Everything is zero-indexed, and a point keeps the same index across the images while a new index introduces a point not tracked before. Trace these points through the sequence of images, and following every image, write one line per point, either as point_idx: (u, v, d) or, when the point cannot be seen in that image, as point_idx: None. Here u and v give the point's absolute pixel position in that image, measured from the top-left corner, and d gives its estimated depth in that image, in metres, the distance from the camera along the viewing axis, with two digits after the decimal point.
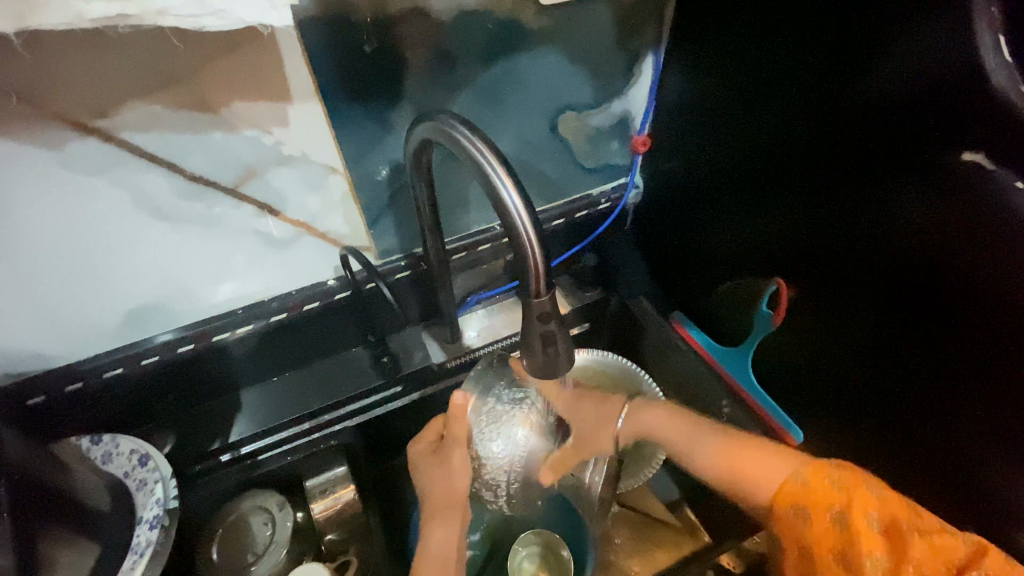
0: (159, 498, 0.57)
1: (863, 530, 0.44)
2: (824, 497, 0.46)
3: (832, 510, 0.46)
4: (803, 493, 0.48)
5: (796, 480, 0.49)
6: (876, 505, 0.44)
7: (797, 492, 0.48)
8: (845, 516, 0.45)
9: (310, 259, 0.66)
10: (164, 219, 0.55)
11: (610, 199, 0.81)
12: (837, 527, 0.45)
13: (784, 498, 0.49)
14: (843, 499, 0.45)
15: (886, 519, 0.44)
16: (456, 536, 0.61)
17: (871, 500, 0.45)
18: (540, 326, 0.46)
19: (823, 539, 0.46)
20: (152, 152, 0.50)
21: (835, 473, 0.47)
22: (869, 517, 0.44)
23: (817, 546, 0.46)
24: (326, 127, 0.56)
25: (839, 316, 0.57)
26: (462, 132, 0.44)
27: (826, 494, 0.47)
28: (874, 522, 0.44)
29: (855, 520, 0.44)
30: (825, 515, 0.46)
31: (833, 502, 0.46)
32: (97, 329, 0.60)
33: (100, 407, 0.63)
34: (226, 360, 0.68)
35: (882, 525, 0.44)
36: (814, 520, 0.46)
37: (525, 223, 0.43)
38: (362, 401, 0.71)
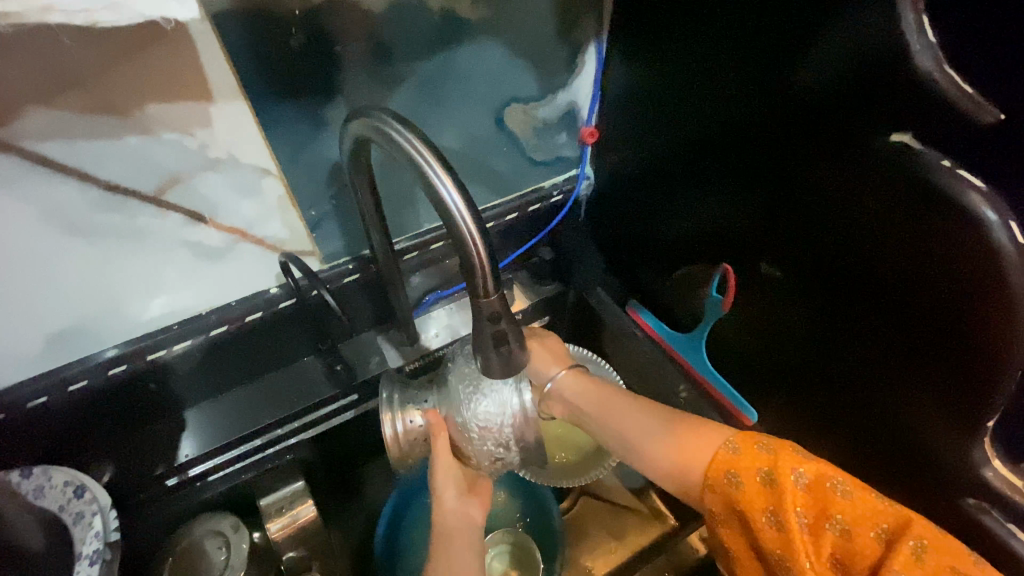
0: (98, 531, 0.53)
1: (792, 489, 0.42)
2: (752, 463, 0.44)
3: (760, 472, 0.43)
4: (733, 460, 0.45)
5: (728, 449, 0.46)
6: (801, 463, 0.42)
7: (727, 459, 0.45)
8: (773, 479, 0.42)
9: (249, 268, 0.63)
10: (80, 233, 0.51)
11: (563, 191, 0.80)
12: (768, 488, 0.42)
13: (716, 466, 0.46)
14: (771, 460, 0.43)
15: (812, 477, 0.42)
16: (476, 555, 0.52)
17: (798, 459, 0.43)
18: (490, 326, 0.44)
19: (755, 502, 0.43)
20: (60, 162, 0.46)
21: (765, 440, 0.45)
22: (793, 474, 0.42)
23: (750, 509, 0.43)
24: (254, 128, 0.53)
25: (788, 300, 0.58)
26: (399, 131, 0.42)
27: (754, 456, 0.44)
28: (801, 480, 0.42)
29: (783, 480, 0.42)
30: (754, 476, 0.43)
31: (762, 465, 0.43)
32: (14, 356, 0.55)
33: (28, 438, 0.58)
34: (167, 378, 0.64)
35: (807, 482, 0.42)
36: (746, 485, 0.44)
37: (467, 222, 0.41)
38: (317, 412, 0.69)
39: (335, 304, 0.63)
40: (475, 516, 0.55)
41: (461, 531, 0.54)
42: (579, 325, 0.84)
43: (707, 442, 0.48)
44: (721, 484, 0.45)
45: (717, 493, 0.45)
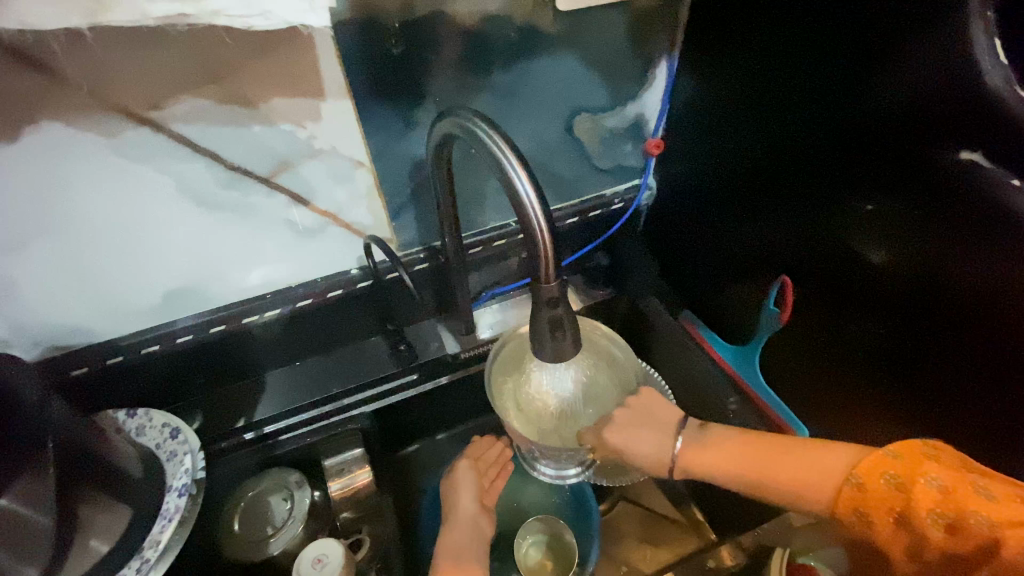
0: (188, 467, 0.64)
1: (920, 493, 0.41)
2: (881, 501, 0.43)
3: (884, 478, 0.43)
4: (860, 496, 0.44)
5: (847, 485, 0.45)
6: (935, 468, 0.41)
7: (853, 494, 0.44)
8: (907, 518, 0.42)
9: (335, 250, 0.70)
10: (204, 206, 0.58)
11: (624, 200, 0.82)
12: (896, 495, 0.42)
13: (842, 500, 0.45)
14: (894, 466, 0.43)
15: (948, 480, 0.40)
16: None
17: (928, 466, 0.41)
18: (549, 312, 0.48)
19: (881, 507, 0.43)
20: (196, 142, 0.54)
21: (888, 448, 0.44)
22: (925, 480, 0.41)
23: (876, 517, 0.43)
24: (354, 123, 0.59)
25: (847, 317, 0.57)
26: (482, 129, 0.47)
27: (875, 463, 0.44)
28: (933, 482, 0.41)
29: (919, 521, 0.41)
30: (878, 482, 0.43)
31: (892, 504, 0.42)
32: (138, 308, 0.64)
33: (140, 379, 0.68)
34: (255, 341, 0.72)
35: (941, 485, 0.41)
36: (866, 487, 0.44)
37: (537, 213, 0.45)
38: (378, 386, 0.76)
39: (409, 280, 0.68)
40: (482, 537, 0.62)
41: (471, 530, 0.72)
42: (629, 332, 0.86)
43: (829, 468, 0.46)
44: (850, 518, 0.45)
45: (844, 523, 0.46)
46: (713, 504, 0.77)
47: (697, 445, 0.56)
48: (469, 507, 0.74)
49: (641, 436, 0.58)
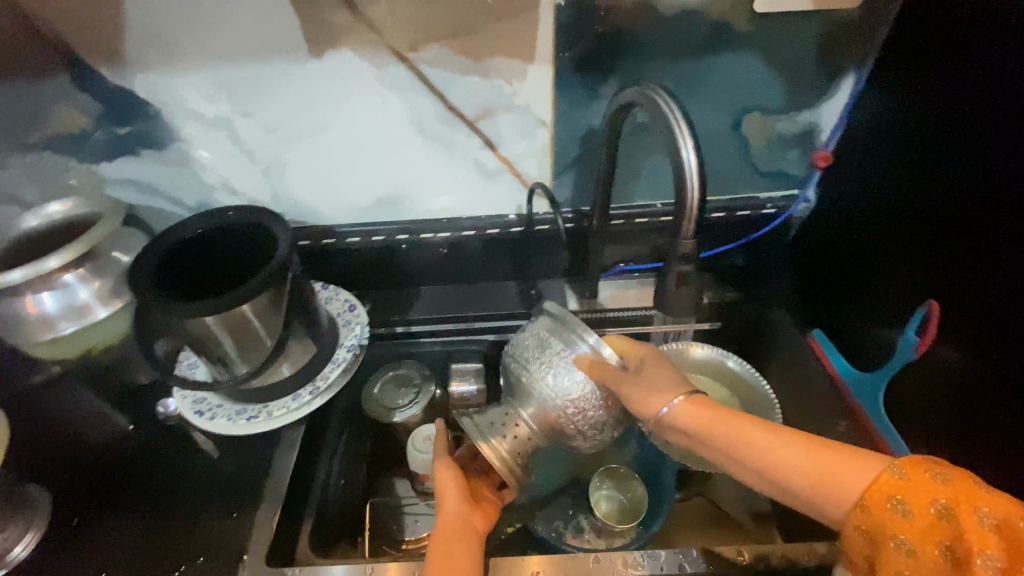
0: (357, 334, 0.82)
1: (976, 529, 0.41)
2: (926, 491, 0.43)
3: (936, 504, 0.42)
4: (900, 486, 0.44)
5: (892, 472, 0.44)
6: (988, 502, 0.41)
7: (891, 489, 0.44)
8: (951, 511, 0.42)
9: (503, 194, 0.83)
10: (422, 134, 0.74)
11: (776, 206, 0.84)
12: (944, 523, 0.42)
13: (873, 492, 0.44)
14: (949, 492, 0.42)
15: (1002, 517, 0.41)
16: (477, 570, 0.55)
17: (982, 496, 0.42)
18: (679, 266, 0.55)
19: (928, 535, 0.42)
20: (432, 82, 0.69)
21: (940, 470, 0.44)
22: (980, 514, 0.41)
23: (912, 544, 0.42)
24: (549, 87, 0.70)
25: (988, 361, 0.54)
26: (663, 100, 0.54)
27: (928, 486, 0.43)
28: (987, 519, 0.41)
29: (964, 517, 0.41)
30: (928, 507, 0.42)
31: (940, 536, 0.42)
32: (354, 205, 0.83)
33: (337, 262, 0.87)
34: (420, 255, 0.88)
35: (995, 522, 0.41)
36: (915, 514, 0.43)
37: (693, 179, 0.51)
38: (502, 321, 0.89)
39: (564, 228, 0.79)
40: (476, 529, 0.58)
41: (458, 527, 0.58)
42: (748, 339, 0.87)
43: (862, 473, 0.45)
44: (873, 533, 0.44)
45: (864, 530, 0.45)
46: (801, 521, 0.77)
47: (705, 405, 0.55)
48: (455, 490, 0.61)
49: (655, 379, 0.58)
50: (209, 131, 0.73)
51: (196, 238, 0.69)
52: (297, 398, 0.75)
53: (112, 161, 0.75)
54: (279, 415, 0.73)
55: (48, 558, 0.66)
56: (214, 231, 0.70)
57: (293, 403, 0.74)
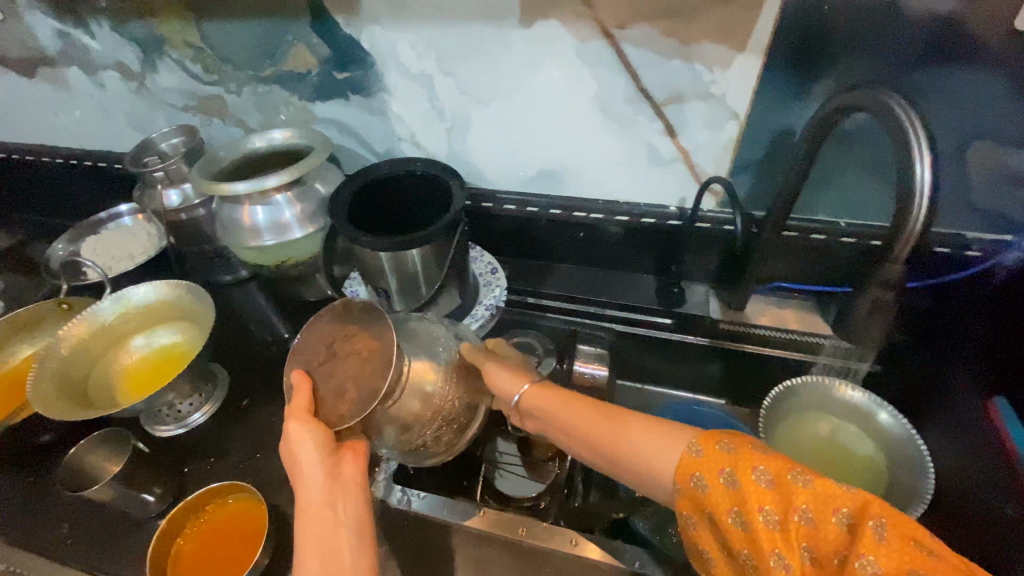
0: (497, 296, 0.86)
1: (755, 488, 0.41)
2: (715, 464, 0.44)
3: (723, 473, 0.43)
4: (694, 462, 0.45)
5: (691, 451, 0.45)
6: (763, 460, 0.42)
7: (691, 462, 0.45)
8: (736, 480, 0.42)
9: (670, 184, 0.80)
10: (605, 112, 0.75)
11: (982, 248, 0.74)
12: (731, 490, 0.42)
13: (683, 469, 0.45)
14: (732, 459, 0.43)
15: (774, 471, 0.41)
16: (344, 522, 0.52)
17: (759, 457, 0.42)
18: (876, 292, 0.51)
19: (721, 503, 0.42)
20: (630, 61, 0.69)
21: (727, 440, 0.44)
22: (757, 472, 0.41)
23: (715, 510, 0.43)
24: (753, 80, 0.67)
25: None
26: (902, 108, 0.49)
27: (718, 456, 0.44)
28: (763, 477, 0.41)
29: (745, 481, 0.42)
30: (718, 476, 0.43)
31: (743, 504, 0.41)
32: (519, 173, 0.86)
33: (491, 225, 0.92)
34: (569, 233, 0.89)
35: (769, 478, 0.41)
36: (711, 487, 0.43)
37: (921, 200, 0.46)
38: (636, 313, 0.88)
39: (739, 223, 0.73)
40: (344, 473, 0.53)
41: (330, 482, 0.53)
42: (912, 389, 0.79)
43: (670, 446, 0.47)
44: (693, 510, 0.45)
45: (686, 513, 0.45)
46: None
47: (549, 392, 0.59)
48: (311, 447, 0.52)
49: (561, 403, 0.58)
50: (410, 85, 0.79)
51: (385, 179, 0.76)
52: None
53: (323, 101, 0.84)
54: None
55: (222, 425, 0.79)
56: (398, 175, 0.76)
57: None
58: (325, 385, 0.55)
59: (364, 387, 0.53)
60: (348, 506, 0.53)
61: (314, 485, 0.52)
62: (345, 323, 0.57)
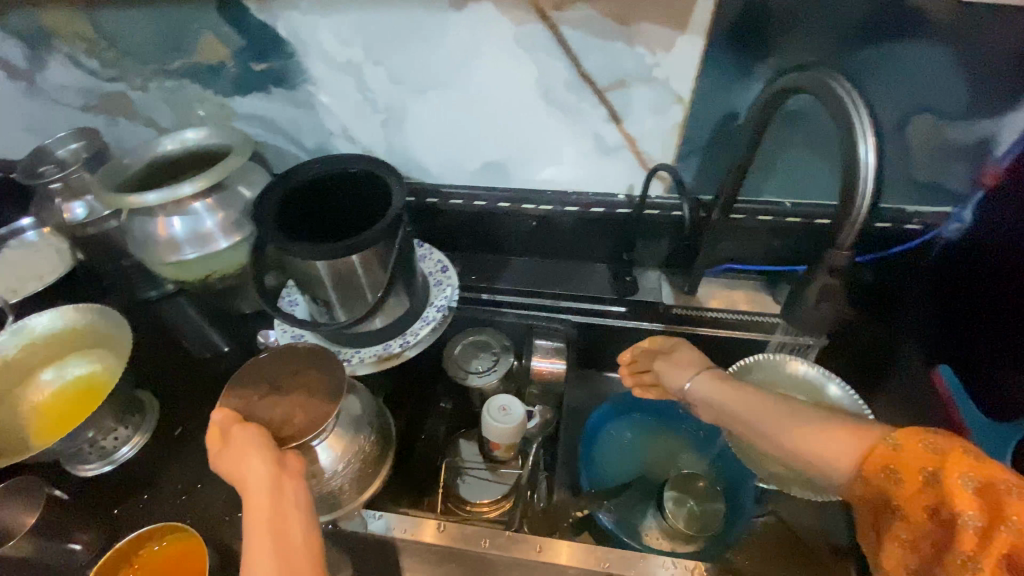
0: (448, 295, 0.82)
1: (959, 492, 0.39)
2: (916, 461, 0.41)
3: (924, 471, 0.41)
4: (893, 455, 0.43)
5: (886, 443, 0.44)
6: (972, 466, 0.39)
7: (886, 454, 0.43)
8: (937, 476, 0.40)
9: (618, 171, 0.78)
10: (546, 100, 0.71)
11: (922, 223, 0.75)
12: (928, 487, 0.41)
13: (873, 458, 0.44)
14: (936, 459, 0.41)
15: (983, 479, 0.39)
16: (304, 511, 0.48)
17: (968, 461, 0.40)
18: (825, 277, 0.50)
19: (913, 500, 0.41)
20: (568, 46, 0.65)
21: (933, 438, 0.42)
22: (961, 478, 0.39)
23: (905, 506, 0.42)
24: (696, 62, 0.64)
25: None
26: (843, 90, 0.48)
27: (918, 453, 0.42)
28: (970, 483, 0.39)
29: (947, 480, 0.40)
30: (917, 474, 0.41)
31: (932, 502, 0.40)
32: (462, 166, 0.82)
33: (437, 219, 0.87)
34: (521, 225, 0.86)
35: (977, 485, 0.39)
36: (905, 479, 0.42)
37: (867, 182, 0.45)
38: (592, 305, 0.86)
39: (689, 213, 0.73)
40: (291, 464, 0.50)
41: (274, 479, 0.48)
42: (861, 361, 0.80)
43: (861, 432, 0.46)
44: (874, 488, 0.44)
45: (871, 485, 0.44)
46: None
47: None
48: (255, 447, 0.49)
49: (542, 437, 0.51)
50: (337, 76, 0.73)
51: (318, 178, 0.71)
52: (387, 348, 0.76)
53: (243, 95, 0.77)
54: (369, 362, 0.75)
55: (157, 456, 0.73)
56: (333, 174, 0.71)
57: (384, 351, 0.76)
58: (265, 410, 0.55)
59: (315, 412, 0.55)
60: (295, 493, 0.48)
61: (258, 483, 0.47)
62: (288, 359, 0.60)
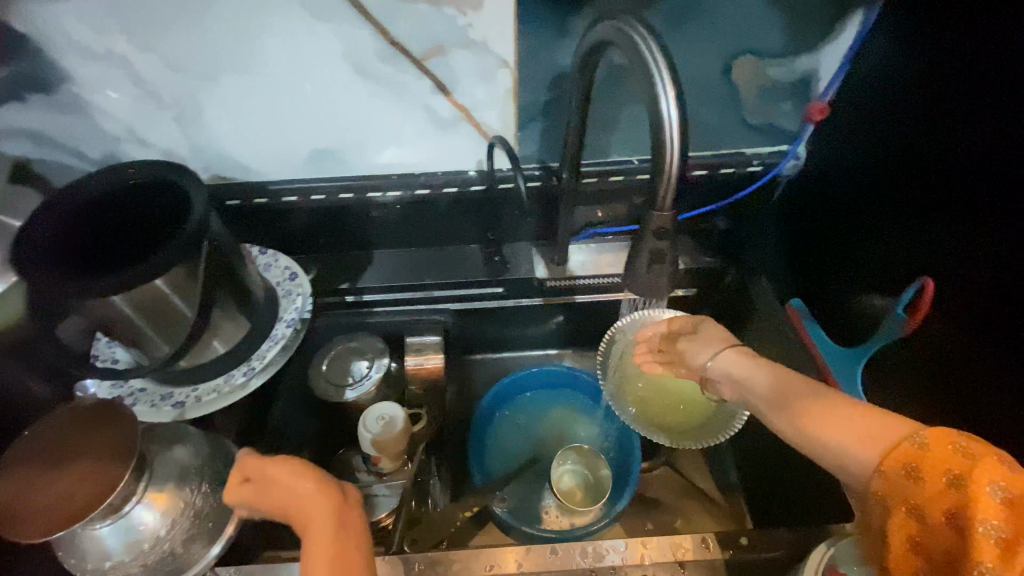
0: (298, 306, 0.74)
1: (985, 498, 0.37)
2: (940, 463, 0.40)
3: (948, 474, 0.39)
4: (918, 454, 0.41)
5: (913, 442, 0.42)
6: (1005, 476, 0.37)
7: (911, 452, 0.41)
8: (963, 481, 0.38)
9: (461, 145, 0.72)
10: (361, 76, 0.63)
11: (763, 163, 0.75)
12: (952, 490, 0.39)
13: (895, 455, 0.42)
14: (965, 464, 0.39)
15: (1016, 491, 0.36)
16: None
17: (1002, 471, 0.37)
18: (653, 242, 0.47)
19: (934, 502, 0.39)
20: (367, 10, 0.57)
21: (964, 442, 0.40)
22: (990, 486, 0.37)
23: (925, 507, 0.40)
24: (511, 18, 0.59)
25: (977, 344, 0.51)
26: (641, 36, 0.45)
27: (948, 457, 0.40)
28: (999, 492, 0.37)
29: (973, 486, 0.38)
30: (940, 476, 0.40)
31: (950, 502, 0.39)
32: (288, 158, 0.72)
33: (274, 222, 0.77)
34: (374, 216, 0.78)
35: (1007, 495, 0.37)
36: (926, 480, 0.40)
37: (674, 134, 0.43)
38: (467, 290, 0.81)
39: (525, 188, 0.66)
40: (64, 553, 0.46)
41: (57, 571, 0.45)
42: (727, 308, 0.81)
43: (890, 430, 0.44)
44: (890, 487, 0.42)
45: (887, 483, 0.42)
46: (766, 502, 0.74)
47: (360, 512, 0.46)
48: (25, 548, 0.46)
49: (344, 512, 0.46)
50: (101, 67, 0.60)
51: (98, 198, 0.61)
52: (229, 379, 0.67)
53: None
54: (210, 400, 0.66)
55: None
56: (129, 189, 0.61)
57: (225, 385, 0.66)
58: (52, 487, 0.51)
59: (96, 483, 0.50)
60: None
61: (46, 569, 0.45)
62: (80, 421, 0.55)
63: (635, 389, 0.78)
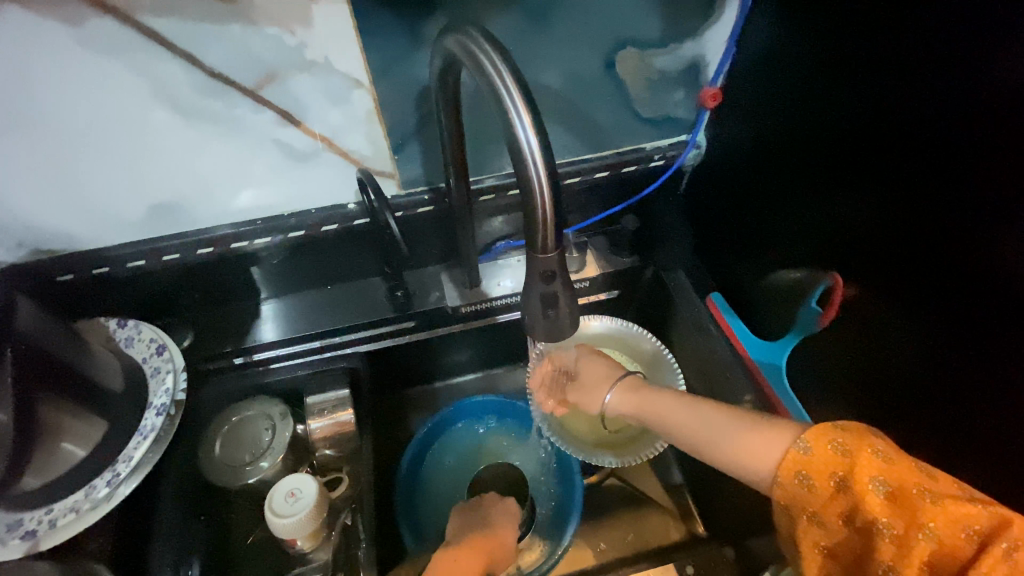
0: (168, 387, 0.61)
1: (870, 498, 0.38)
2: (825, 465, 0.39)
3: (835, 476, 0.39)
4: (804, 461, 0.40)
5: (798, 448, 0.41)
6: (882, 470, 0.38)
7: (798, 459, 0.41)
8: (847, 482, 0.38)
9: (331, 178, 0.63)
10: (184, 115, 0.53)
11: (665, 156, 0.71)
12: (841, 494, 0.39)
13: (786, 465, 0.41)
14: (846, 463, 0.39)
15: (895, 484, 0.37)
16: None
17: (877, 464, 0.38)
18: (542, 286, 0.41)
19: (827, 506, 0.39)
20: (168, 40, 0.48)
21: (839, 437, 0.40)
22: (872, 483, 0.38)
23: (821, 512, 0.40)
24: (351, 31, 0.51)
25: (890, 334, 0.49)
26: (484, 54, 0.38)
27: (829, 458, 0.39)
28: (880, 488, 0.37)
29: (860, 487, 0.38)
30: (827, 479, 0.39)
31: (841, 505, 0.39)
32: (121, 218, 0.60)
33: (125, 291, 0.66)
34: (247, 266, 0.68)
35: (888, 489, 0.37)
36: (817, 486, 0.40)
37: (537, 166, 0.37)
38: (370, 331, 0.73)
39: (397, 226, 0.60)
40: None
41: None
42: (650, 306, 0.78)
43: (781, 440, 0.43)
44: (788, 495, 0.41)
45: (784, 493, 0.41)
46: (711, 506, 0.72)
47: None
48: None
49: None
50: None
51: None
52: (89, 492, 0.54)
53: None
54: (62, 526, 0.52)
55: None
56: None
57: (85, 502, 0.53)
58: None
59: None
60: None
61: None
62: None
63: (578, 424, 0.74)
